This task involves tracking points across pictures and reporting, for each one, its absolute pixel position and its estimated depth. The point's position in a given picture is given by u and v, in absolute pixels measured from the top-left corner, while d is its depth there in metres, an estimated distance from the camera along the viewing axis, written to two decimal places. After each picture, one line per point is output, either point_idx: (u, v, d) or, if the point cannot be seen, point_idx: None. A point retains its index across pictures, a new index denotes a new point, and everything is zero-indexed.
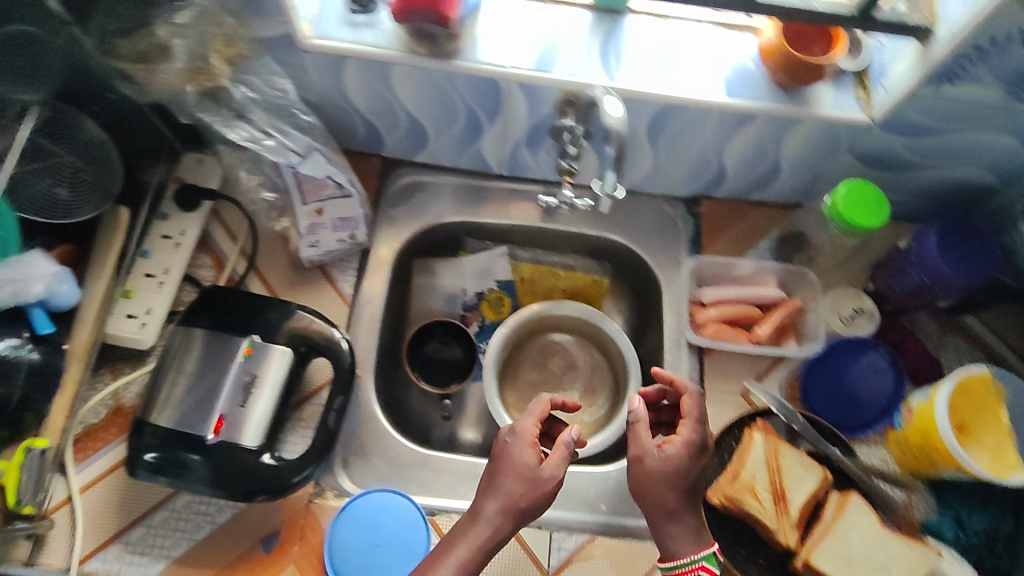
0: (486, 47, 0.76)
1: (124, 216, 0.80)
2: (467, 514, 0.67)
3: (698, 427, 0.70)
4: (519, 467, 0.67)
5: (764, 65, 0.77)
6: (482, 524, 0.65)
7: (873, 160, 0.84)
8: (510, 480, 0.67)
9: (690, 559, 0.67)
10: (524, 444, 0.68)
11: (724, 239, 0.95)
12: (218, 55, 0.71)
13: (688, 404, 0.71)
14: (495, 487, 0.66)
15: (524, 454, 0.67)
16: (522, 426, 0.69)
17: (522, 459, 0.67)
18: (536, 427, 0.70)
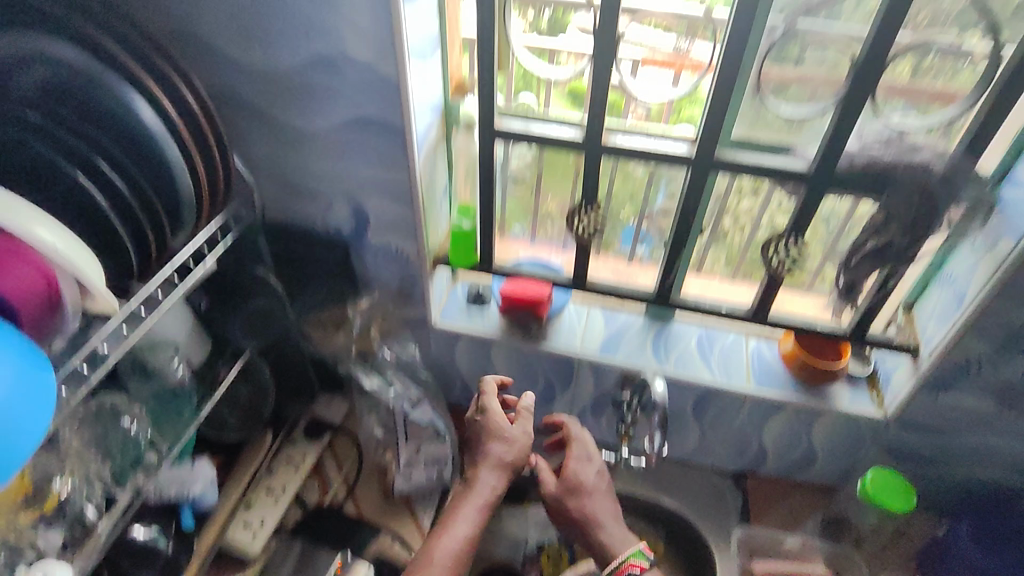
0: (565, 336, 1.01)
1: (267, 439, 1.02)
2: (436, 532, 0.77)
3: (589, 463, 0.86)
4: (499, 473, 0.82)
5: (786, 365, 0.97)
6: (449, 539, 0.75)
7: (899, 453, 0.96)
8: (481, 491, 0.80)
9: (623, 555, 0.76)
10: (490, 466, 0.81)
11: (771, 515, 1.02)
12: (375, 329, 0.99)
13: (579, 444, 0.87)
14: (459, 514, 0.77)
15: (489, 478, 0.81)
16: (494, 421, 0.85)
17: (499, 448, 0.83)
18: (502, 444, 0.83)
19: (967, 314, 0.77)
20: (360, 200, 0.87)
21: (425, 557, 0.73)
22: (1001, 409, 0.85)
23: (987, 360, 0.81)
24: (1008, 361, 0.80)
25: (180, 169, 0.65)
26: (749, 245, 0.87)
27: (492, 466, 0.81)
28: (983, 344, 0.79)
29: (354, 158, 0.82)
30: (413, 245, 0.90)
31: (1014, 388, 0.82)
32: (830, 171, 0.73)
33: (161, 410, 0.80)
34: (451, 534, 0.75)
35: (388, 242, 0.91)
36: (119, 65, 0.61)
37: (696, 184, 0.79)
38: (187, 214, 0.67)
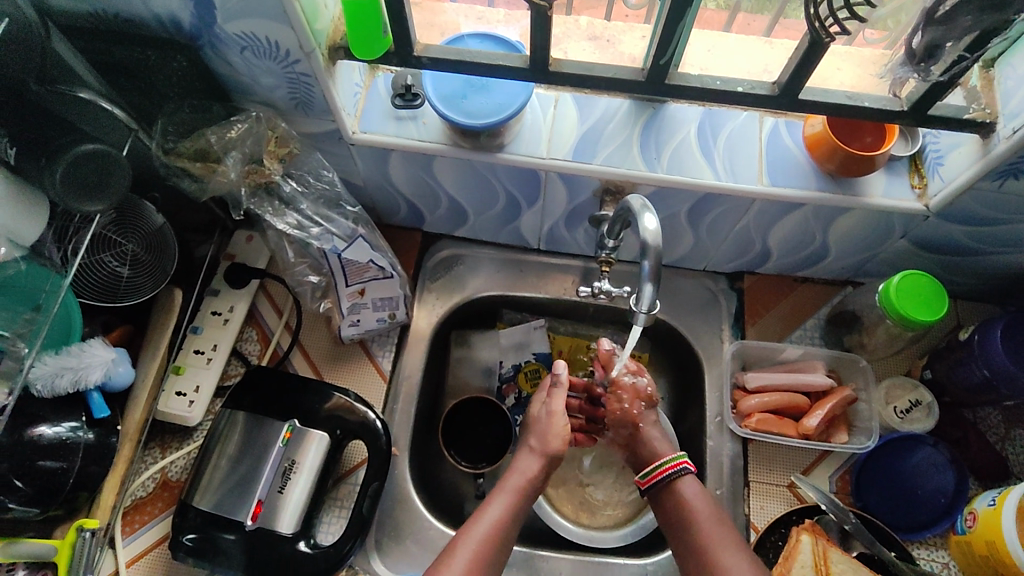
0: (525, 140, 0.77)
1: (178, 297, 0.85)
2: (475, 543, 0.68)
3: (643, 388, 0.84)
4: (534, 457, 0.78)
5: (809, 154, 0.75)
6: (493, 507, 0.73)
7: (928, 246, 0.81)
8: (513, 486, 0.75)
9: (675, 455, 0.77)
10: (527, 459, 0.78)
11: (769, 317, 0.92)
12: (270, 155, 0.74)
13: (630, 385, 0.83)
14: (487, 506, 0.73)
15: (527, 459, 0.78)
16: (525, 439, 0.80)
17: (552, 419, 0.79)
18: (525, 481, 0.76)
19: None
20: None
21: (463, 531, 0.70)
22: None
23: None
24: None
25: None
26: None
27: (531, 455, 0.78)
28: None
29: None
30: (287, 32, 0.61)
31: None
32: None
33: (6, 303, 0.64)
34: (487, 511, 0.72)
35: (250, 31, 0.62)
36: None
37: None
38: None
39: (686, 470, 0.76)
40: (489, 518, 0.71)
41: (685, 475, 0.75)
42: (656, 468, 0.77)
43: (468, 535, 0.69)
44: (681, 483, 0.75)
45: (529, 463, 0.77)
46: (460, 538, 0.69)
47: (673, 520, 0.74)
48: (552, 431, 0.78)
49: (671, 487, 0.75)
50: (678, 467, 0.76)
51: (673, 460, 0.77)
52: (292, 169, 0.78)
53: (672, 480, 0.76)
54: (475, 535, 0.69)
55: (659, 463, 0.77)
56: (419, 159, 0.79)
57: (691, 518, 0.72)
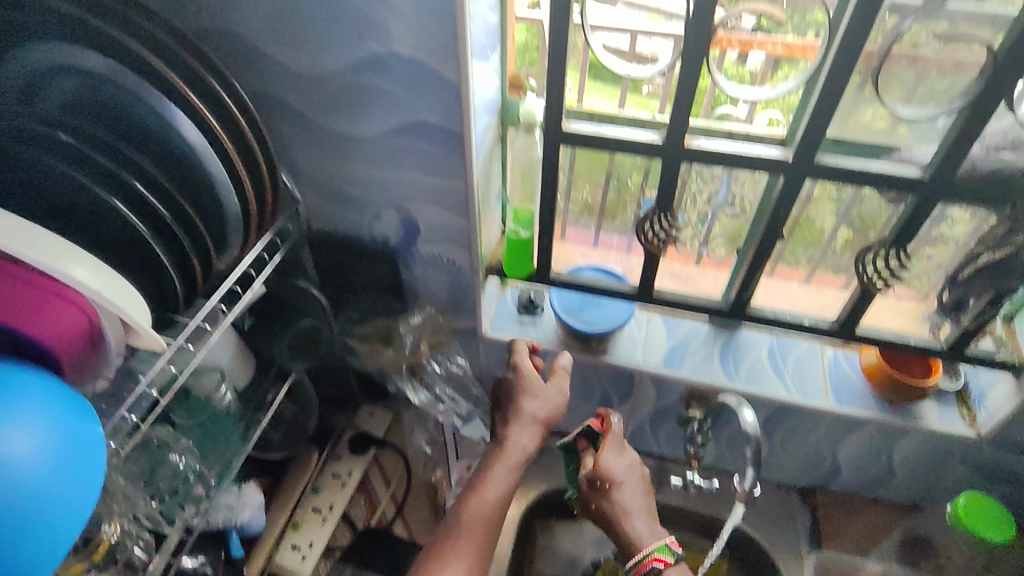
0: (624, 348, 0.95)
1: (314, 455, 0.99)
2: (451, 538, 0.69)
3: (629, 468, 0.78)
4: (526, 436, 0.79)
5: (868, 380, 0.89)
6: (495, 481, 0.75)
7: (989, 473, 0.89)
8: (505, 466, 0.76)
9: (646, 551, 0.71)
10: (510, 460, 0.77)
11: (843, 533, 0.97)
12: (426, 344, 0.95)
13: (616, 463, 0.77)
14: (475, 493, 0.73)
15: (507, 467, 0.76)
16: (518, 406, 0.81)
17: (527, 438, 0.79)
18: (511, 474, 0.76)
19: None
20: (408, 208, 0.81)
21: (456, 515, 0.71)
22: None
23: None
24: None
25: (226, 185, 0.61)
26: (845, 221, 0.77)
27: (525, 427, 0.80)
28: None
29: (405, 166, 0.76)
30: (465, 254, 0.84)
31: None
32: (946, 178, 0.65)
33: (212, 438, 0.75)
34: (484, 495, 0.73)
35: (438, 251, 0.85)
36: (153, 72, 0.56)
37: (788, 192, 0.71)
38: (232, 236, 0.64)
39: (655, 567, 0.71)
40: (488, 498, 0.73)
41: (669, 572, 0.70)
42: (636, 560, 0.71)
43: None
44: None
45: (525, 434, 0.79)
46: (461, 517, 0.71)
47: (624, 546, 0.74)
48: (548, 406, 0.81)
49: None
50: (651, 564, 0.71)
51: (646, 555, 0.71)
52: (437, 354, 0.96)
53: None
54: (471, 518, 0.71)
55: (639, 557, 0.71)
56: None
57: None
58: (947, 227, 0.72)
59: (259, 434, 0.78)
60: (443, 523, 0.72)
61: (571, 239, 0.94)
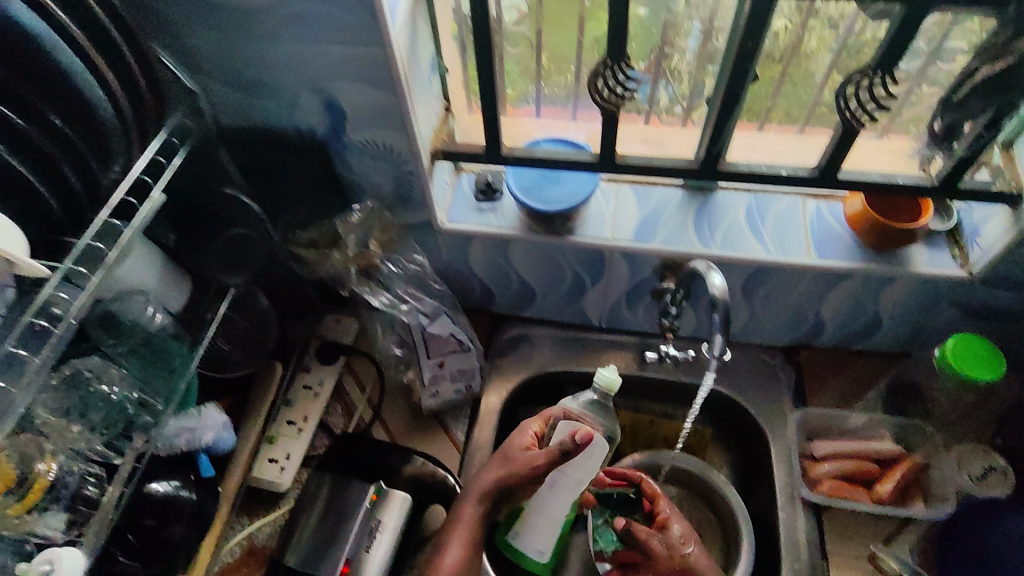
0: (591, 224, 0.87)
1: (278, 370, 0.95)
2: (468, 493, 0.74)
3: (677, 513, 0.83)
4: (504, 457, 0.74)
5: (853, 230, 0.83)
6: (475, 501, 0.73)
7: (979, 314, 0.85)
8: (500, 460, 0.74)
9: None
10: (523, 434, 0.76)
11: (827, 389, 0.95)
12: (376, 240, 0.86)
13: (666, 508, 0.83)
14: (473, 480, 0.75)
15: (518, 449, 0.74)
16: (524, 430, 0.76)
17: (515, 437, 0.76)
18: (529, 439, 0.75)
19: None
20: (329, 89, 0.71)
21: (456, 509, 0.75)
22: None
23: None
24: None
25: (88, 85, 0.53)
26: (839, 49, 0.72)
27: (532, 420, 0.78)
28: None
29: (314, 37, 0.65)
30: (401, 137, 0.75)
31: None
32: None
33: (149, 367, 0.71)
34: (478, 476, 0.75)
35: (372, 138, 0.76)
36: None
37: (757, 17, 0.61)
38: (115, 141, 0.57)
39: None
40: (482, 480, 0.74)
41: None
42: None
43: (435, 571, 0.70)
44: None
45: (521, 438, 0.75)
46: (477, 482, 0.74)
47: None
48: (515, 437, 0.76)
49: None
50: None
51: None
52: (391, 252, 0.88)
53: None
54: (466, 515, 0.73)
55: None
56: (497, 243, 0.90)
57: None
58: (960, 38, 0.65)
59: (206, 345, 0.73)
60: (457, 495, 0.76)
61: (539, 117, 0.90)
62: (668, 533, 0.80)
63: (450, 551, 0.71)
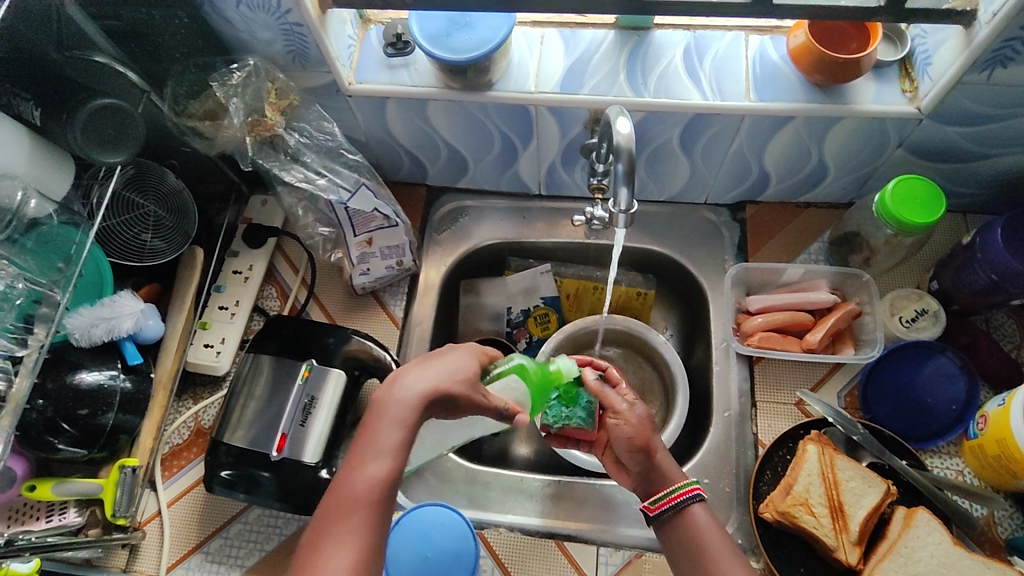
0: (513, 79, 0.79)
1: (199, 256, 0.89)
2: (383, 409, 0.56)
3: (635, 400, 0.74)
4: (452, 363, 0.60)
5: (796, 66, 0.76)
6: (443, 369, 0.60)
7: (926, 155, 0.80)
8: (451, 373, 0.59)
9: (687, 481, 0.67)
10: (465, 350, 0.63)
11: (772, 244, 0.91)
12: (272, 107, 0.78)
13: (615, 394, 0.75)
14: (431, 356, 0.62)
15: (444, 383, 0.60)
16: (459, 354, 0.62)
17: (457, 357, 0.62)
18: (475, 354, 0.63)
19: None
20: None
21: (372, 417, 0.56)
22: None
23: None
24: None
25: None
26: None
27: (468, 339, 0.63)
28: None
29: None
30: None
31: None
32: None
33: (43, 255, 0.70)
34: (412, 379, 0.57)
35: None
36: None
37: None
38: None
39: (699, 496, 0.66)
40: (415, 385, 0.57)
41: (696, 504, 0.65)
42: (672, 491, 0.67)
43: (341, 492, 0.53)
44: (692, 514, 0.65)
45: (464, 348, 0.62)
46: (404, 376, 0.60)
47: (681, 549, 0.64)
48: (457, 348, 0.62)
49: (686, 521, 0.65)
50: (691, 494, 0.66)
51: (684, 485, 0.67)
52: (295, 122, 0.81)
53: (684, 509, 0.65)
54: (393, 413, 0.56)
55: (672, 489, 0.67)
56: (414, 105, 0.83)
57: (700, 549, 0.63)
58: None
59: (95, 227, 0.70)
60: (377, 396, 0.58)
61: None
62: (618, 412, 0.73)
63: (359, 483, 0.53)
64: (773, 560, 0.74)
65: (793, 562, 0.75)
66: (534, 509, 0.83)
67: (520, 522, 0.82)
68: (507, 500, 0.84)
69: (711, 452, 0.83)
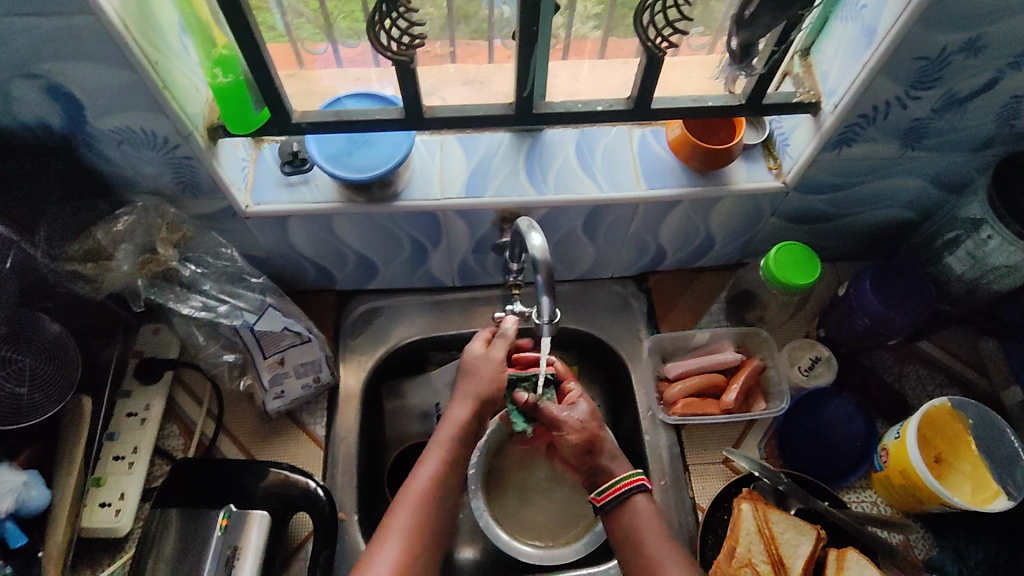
0: (418, 185, 0.81)
1: (87, 406, 0.81)
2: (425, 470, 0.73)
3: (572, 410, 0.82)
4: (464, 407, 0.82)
5: (676, 156, 0.83)
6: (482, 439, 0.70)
7: (797, 219, 0.90)
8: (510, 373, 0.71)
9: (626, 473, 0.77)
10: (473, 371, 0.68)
11: (677, 309, 0.98)
12: (164, 243, 0.75)
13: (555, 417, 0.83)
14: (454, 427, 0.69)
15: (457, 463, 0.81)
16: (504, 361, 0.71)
17: (484, 363, 0.84)
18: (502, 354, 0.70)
19: (882, 47, 0.64)
20: (44, 73, 0.57)
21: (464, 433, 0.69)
22: (904, 149, 0.77)
23: (896, 100, 0.70)
24: (919, 97, 0.70)
25: None
26: None
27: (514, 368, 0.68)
28: (894, 82, 0.68)
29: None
30: (162, 119, 0.63)
31: (920, 125, 0.74)
32: None
33: None
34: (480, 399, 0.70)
35: (125, 124, 0.63)
36: None
37: None
38: None
39: (641, 486, 0.76)
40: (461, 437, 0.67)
41: (639, 494, 0.75)
42: (613, 485, 0.76)
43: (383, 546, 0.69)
44: (635, 501, 0.75)
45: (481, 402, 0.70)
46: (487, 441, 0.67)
47: (625, 551, 0.73)
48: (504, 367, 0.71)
49: (626, 506, 0.75)
50: (633, 484, 0.76)
51: (628, 478, 0.76)
52: (189, 252, 0.79)
53: (628, 497, 0.75)
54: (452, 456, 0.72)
55: (615, 480, 0.76)
56: (319, 220, 0.81)
57: (636, 528, 0.74)
58: None
59: None
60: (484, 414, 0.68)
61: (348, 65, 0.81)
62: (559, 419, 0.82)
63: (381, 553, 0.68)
64: None
65: None
66: None
67: None
68: None
69: None
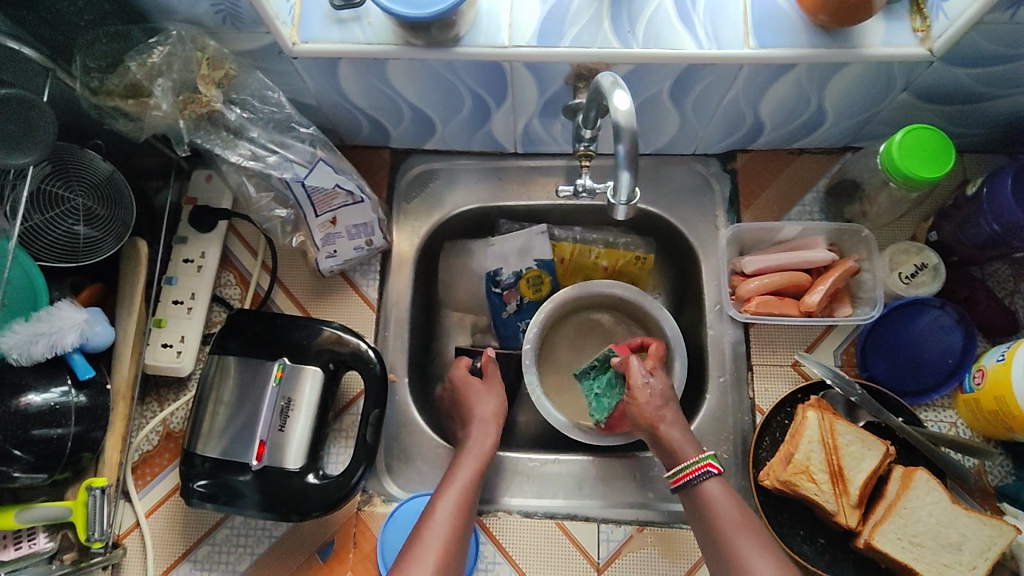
0: (481, 29, 0.69)
1: (142, 247, 0.80)
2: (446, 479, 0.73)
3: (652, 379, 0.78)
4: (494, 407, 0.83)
5: (800, 7, 0.67)
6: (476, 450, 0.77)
7: (933, 97, 0.74)
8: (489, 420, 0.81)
9: (697, 458, 0.70)
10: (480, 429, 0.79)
11: (765, 196, 0.86)
12: (205, 81, 0.68)
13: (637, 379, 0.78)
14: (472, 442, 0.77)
15: (486, 406, 0.82)
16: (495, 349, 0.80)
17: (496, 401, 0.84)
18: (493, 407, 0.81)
19: None
20: None
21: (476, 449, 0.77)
22: None
23: None
24: None
25: None
26: None
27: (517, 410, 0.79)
28: None
29: None
30: None
31: None
32: None
33: None
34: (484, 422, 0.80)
35: None
36: None
37: None
38: None
39: (710, 472, 0.69)
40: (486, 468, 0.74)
41: (707, 480, 0.69)
42: (682, 469, 0.70)
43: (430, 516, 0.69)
44: (705, 487, 0.69)
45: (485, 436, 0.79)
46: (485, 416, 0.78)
47: (706, 536, 0.67)
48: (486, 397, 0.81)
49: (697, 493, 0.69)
50: (702, 471, 0.69)
51: (696, 463, 0.70)
52: (234, 94, 0.72)
53: (698, 484, 0.69)
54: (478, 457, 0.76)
55: (680, 468, 0.70)
56: (370, 67, 0.72)
57: (714, 523, 0.66)
58: None
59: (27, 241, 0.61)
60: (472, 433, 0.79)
61: None
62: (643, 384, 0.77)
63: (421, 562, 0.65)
64: (774, 526, 0.74)
65: (793, 525, 0.75)
66: (532, 490, 0.83)
67: (523, 504, 0.82)
68: (507, 484, 0.83)
69: (709, 420, 0.82)
